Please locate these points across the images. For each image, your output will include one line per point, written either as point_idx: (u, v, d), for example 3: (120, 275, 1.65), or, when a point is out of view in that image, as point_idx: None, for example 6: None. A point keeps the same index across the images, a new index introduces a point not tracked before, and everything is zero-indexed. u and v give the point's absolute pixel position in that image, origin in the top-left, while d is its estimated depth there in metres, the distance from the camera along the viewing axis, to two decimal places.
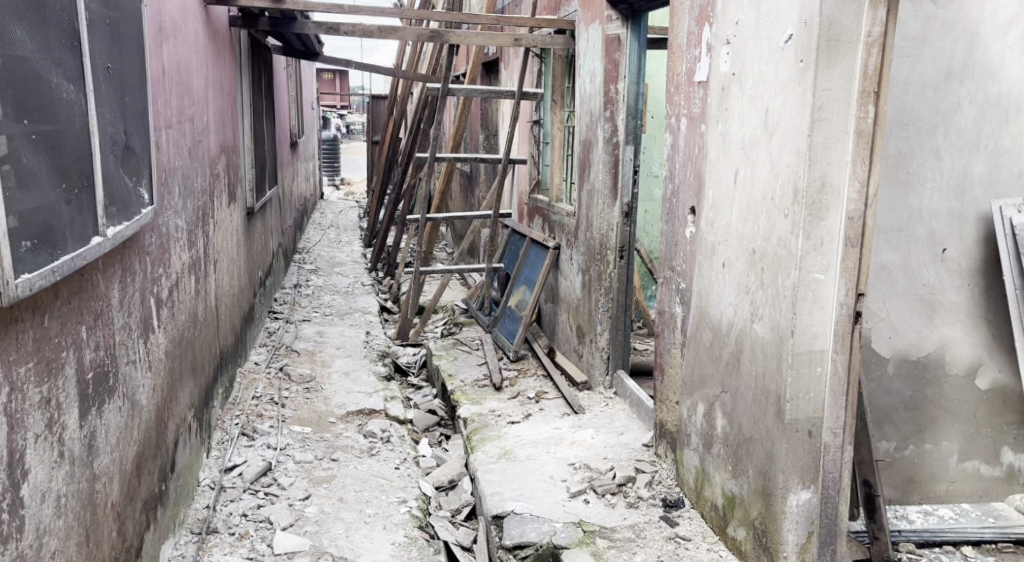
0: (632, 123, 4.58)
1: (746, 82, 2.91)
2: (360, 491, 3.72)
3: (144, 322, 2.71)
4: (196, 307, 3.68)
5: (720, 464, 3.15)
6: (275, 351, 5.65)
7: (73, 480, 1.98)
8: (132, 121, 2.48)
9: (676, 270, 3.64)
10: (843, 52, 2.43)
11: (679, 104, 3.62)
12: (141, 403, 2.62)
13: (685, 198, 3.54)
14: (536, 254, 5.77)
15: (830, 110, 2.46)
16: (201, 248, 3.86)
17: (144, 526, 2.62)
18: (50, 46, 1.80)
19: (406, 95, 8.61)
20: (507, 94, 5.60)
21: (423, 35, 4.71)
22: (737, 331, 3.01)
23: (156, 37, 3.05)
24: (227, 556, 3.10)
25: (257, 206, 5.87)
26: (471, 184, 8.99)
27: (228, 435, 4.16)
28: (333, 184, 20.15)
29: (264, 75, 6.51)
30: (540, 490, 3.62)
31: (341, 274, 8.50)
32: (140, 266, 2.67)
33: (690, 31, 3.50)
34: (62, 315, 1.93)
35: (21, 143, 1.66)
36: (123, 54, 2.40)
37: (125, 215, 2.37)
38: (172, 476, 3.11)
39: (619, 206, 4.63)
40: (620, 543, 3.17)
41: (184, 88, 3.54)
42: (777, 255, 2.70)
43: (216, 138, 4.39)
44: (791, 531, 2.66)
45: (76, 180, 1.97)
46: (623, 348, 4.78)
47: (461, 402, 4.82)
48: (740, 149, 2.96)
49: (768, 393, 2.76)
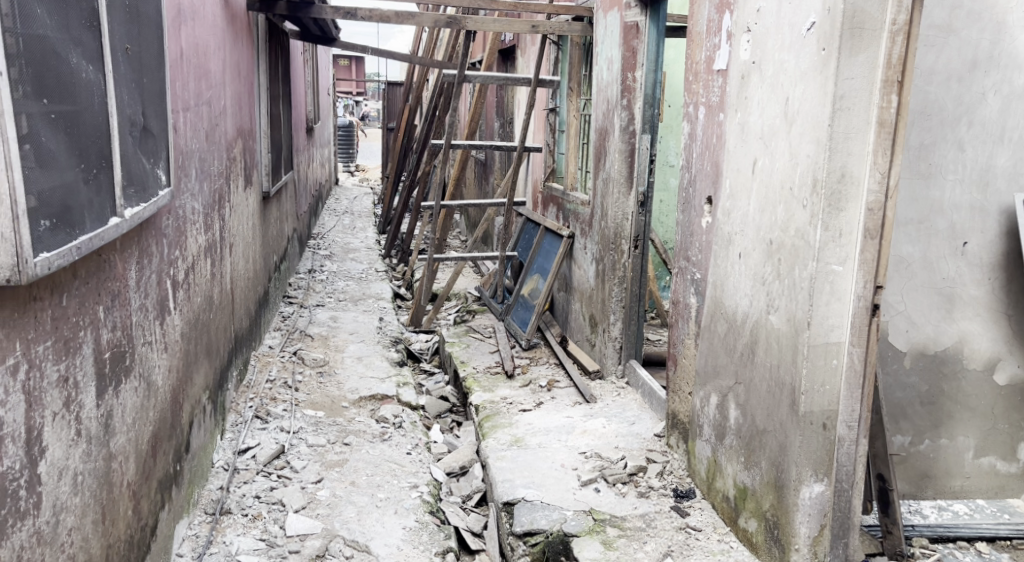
0: (649, 111, 4.56)
1: (766, 70, 2.88)
2: (372, 475, 3.74)
3: (160, 303, 2.73)
4: (212, 290, 3.70)
5: (732, 455, 3.14)
6: (289, 335, 5.68)
7: (89, 459, 1.99)
8: (150, 102, 2.48)
9: (691, 260, 3.62)
10: (867, 40, 2.39)
11: (697, 93, 3.59)
12: (156, 384, 2.64)
13: (702, 187, 3.51)
14: (550, 242, 5.76)
15: (851, 99, 2.43)
16: (218, 231, 3.88)
17: (159, 505, 2.65)
18: (70, 26, 1.80)
19: (422, 81, 8.59)
20: (523, 80, 5.56)
21: (441, 21, 4.69)
22: (752, 323, 2.99)
23: (175, 20, 3.04)
24: (240, 537, 3.13)
25: (273, 191, 5.88)
26: (485, 172, 8.97)
27: (242, 417, 4.19)
28: (348, 171, 20.12)
29: (281, 60, 6.54)
30: (550, 478, 3.62)
31: (355, 259, 8.53)
32: (156, 248, 2.68)
33: (710, 19, 3.46)
34: (80, 295, 1.94)
35: (40, 122, 1.65)
36: (142, 35, 2.40)
37: (142, 196, 2.38)
38: (187, 456, 3.14)
39: (635, 195, 4.62)
40: (630, 532, 3.17)
41: (202, 71, 3.55)
42: (795, 247, 2.67)
43: (233, 122, 4.40)
44: (804, 524, 2.64)
45: (95, 160, 1.97)
46: (636, 339, 4.77)
47: (473, 389, 4.83)
48: (758, 138, 2.94)
49: (783, 384, 2.74)
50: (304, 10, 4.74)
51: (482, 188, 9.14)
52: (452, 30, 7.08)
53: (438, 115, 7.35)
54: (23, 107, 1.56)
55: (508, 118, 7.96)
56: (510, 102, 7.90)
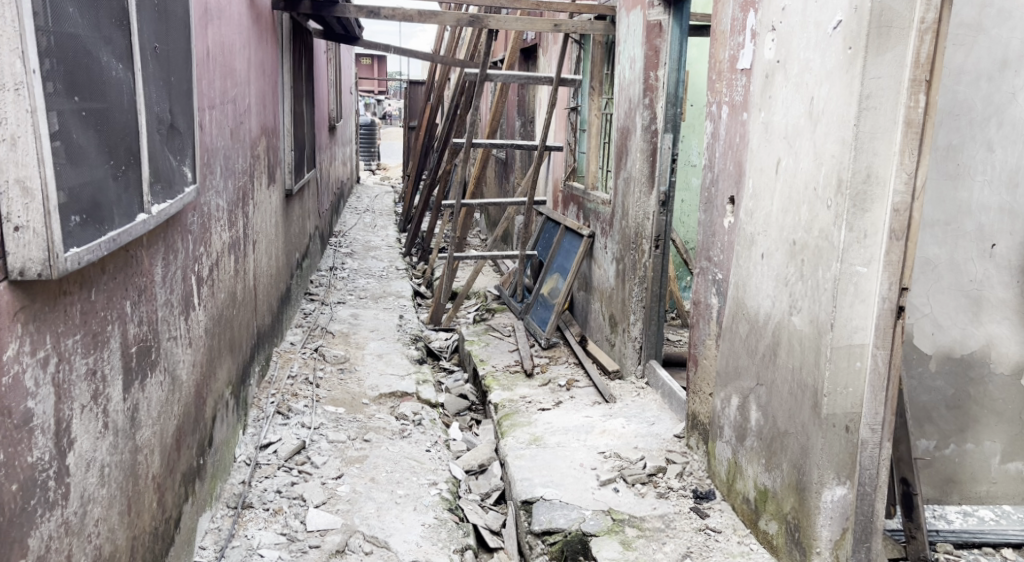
0: (671, 111, 4.55)
1: (791, 69, 2.86)
2: (392, 471, 3.76)
3: (185, 298, 2.76)
4: (235, 286, 3.74)
5: (753, 457, 3.12)
6: (310, 332, 5.72)
7: (116, 451, 2.02)
8: (177, 100, 2.51)
9: (713, 260, 3.60)
10: (895, 38, 2.36)
11: (720, 92, 3.57)
12: (181, 378, 2.67)
13: (724, 188, 3.49)
14: (570, 241, 5.75)
15: (878, 98, 2.40)
16: (241, 227, 3.92)
17: (183, 499, 2.68)
18: (101, 24, 1.83)
19: (443, 80, 8.62)
20: (545, 79, 5.56)
21: (463, 20, 4.70)
22: (774, 323, 2.97)
23: (202, 18, 3.08)
24: (262, 531, 3.16)
25: (296, 188, 5.92)
26: (506, 171, 8.98)
27: (264, 413, 4.23)
28: (370, 169, 20.27)
29: (305, 59, 6.59)
30: (569, 478, 3.62)
31: (375, 257, 8.57)
32: (182, 245, 2.72)
33: (734, 18, 3.44)
34: (108, 290, 1.97)
35: (71, 119, 1.68)
36: (170, 34, 2.43)
37: (169, 193, 2.41)
38: (210, 450, 3.17)
39: (656, 195, 4.60)
40: (649, 533, 3.16)
41: (227, 69, 3.58)
42: (819, 247, 2.65)
43: (258, 120, 4.44)
44: (826, 527, 2.62)
45: (124, 156, 2.00)
46: (656, 339, 4.76)
47: (492, 388, 4.84)
48: (783, 138, 2.91)
49: (805, 386, 2.72)
50: (328, 9, 4.78)
51: (503, 187, 9.15)
52: (474, 30, 7.10)
53: (459, 114, 7.36)
54: (54, 104, 1.58)
55: (529, 117, 7.97)
56: (531, 101, 7.91)
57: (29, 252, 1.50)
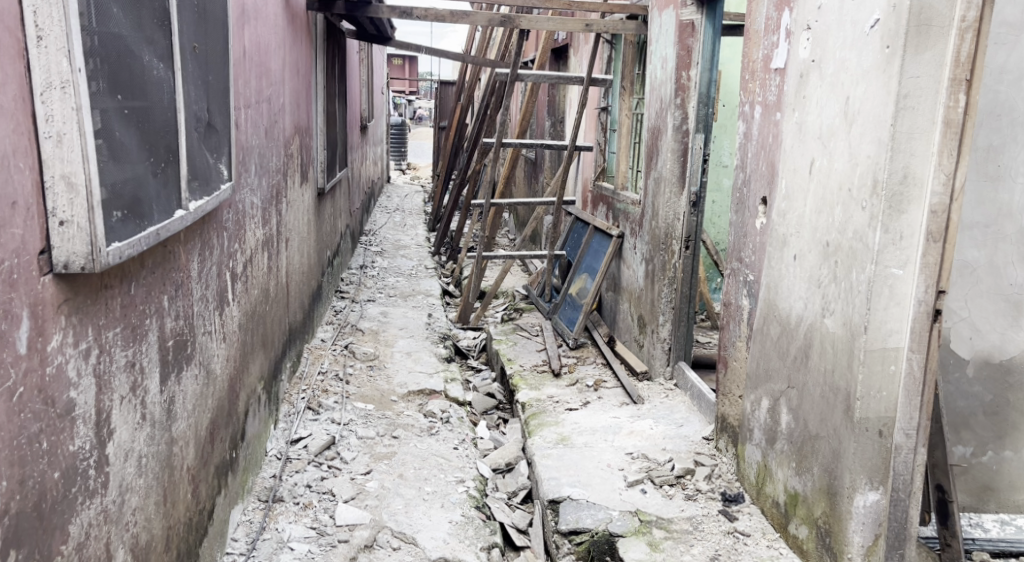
0: (703, 111, 4.52)
1: (826, 68, 2.83)
2: (420, 468, 3.78)
3: (220, 294, 2.81)
4: (268, 283, 3.79)
5: (783, 460, 3.09)
6: (341, 329, 5.77)
7: (153, 442, 2.06)
8: (215, 99, 2.55)
9: (744, 261, 3.57)
10: (934, 37, 2.33)
11: (754, 92, 3.53)
12: (215, 371, 2.71)
13: (756, 188, 3.47)
14: (599, 241, 5.74)
15: (917, 98, 2.37)
16: (275, 225, 3.98)
17: (216, 491, 2.72)
18: (143, 24, 1.87)
19: (473, 81, 8.65)
20: (576, 78, 5.54)
21: (495, 20, 4.71)
22: (806, 326, 2.93)
23: (239, 18, 3.12)
24: (292, 525, 3.19)
25: (328, 186, 5.99)
26: (535, 171, 8.99)
27: (295, 409, 4.28)
28: (400, 168, 20.43)
29: (338, 59, 6.65)
30: (597, 478, 3.61)
31: (405, 256, 8.62)
32: (217, 241, 2.76)
33: (768, 17, 3.41)
34: (147, 284, 2.01)
35: (115, 117, 1.71)
36: (209, 33, 2.47)
37: (205, 190, 2.45)
38: (242, 444, 3.22)
39: (687, 195, 4.57)
40: (677, 534, 3.15)
41: (263, 69, 3.63)
42: (853, 248, 2.63)
43: (291, 119, 4.49)
44: (858, 533, 2.58)
45: (163, 154, 2.04)
46: (685, 340, 4.73)
47: (519, 387, 4.85)
48: (817, 138, 2.88)
49: (837, 390, 2.69)
50: (362, 10, 4.82)
51: (533, 188, 9.16)
52: (505, 30, 7.11)
53: (490, 114, 7.37)
54: (98, 103, 1.62)
55: (559, 117, 7.97)
56: (562, 101, 7.91)
57: (73, 246, 1.53)
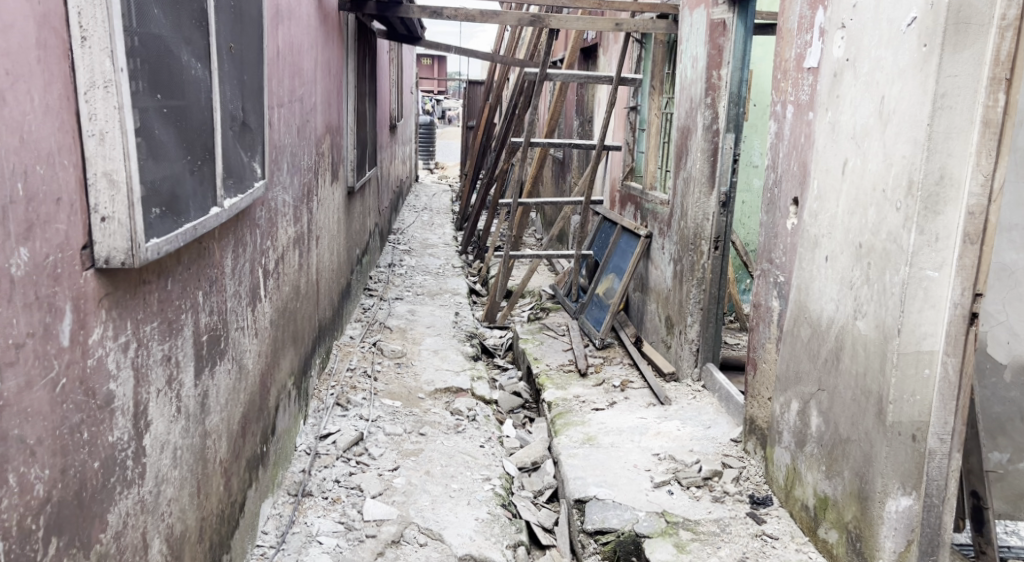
0: (734, 110, 4.49)
1: (861, 67, 2.79)
2: (446, 465, 3.80)
3: (253, 290, 2.84)
4: (299, 280, 3.83)
5: (813, 464, 3.06)
6: (369, 327, 5.82)
7: (187, 435, 2.10)
8: (249, 98, 2.59)
9: (775, 262, 3.54)
10: (972, 36, 2.29)
11: (786, 92, 3.50)
12: (247, 367, 2.75)
13: (788, 189, 3.43)
14: (627, 241, 5.72)
15: (954, 97, 2.34)
16: (306, 222, 4.02)
17: (247, 484, 2.76)
18: (182, 24, 1.90)
19: (502, 80, 8.67)
20: (605, 78, 5.50)
21: (525, 19, 4.71)
22: (837, 328, 2.90)
23: (274, 19, 3.17)
24: (321, 519, 3.23)
25: (357, 185, 6.04)
26: (563, 171, 8.99)
27: (323, 405, 4.33)
28: (428, 168, 20.56)
29: (368, 59, 6.70)
30: (623, 478, 3.61)
31: (433, 254, 8.67)
32: (251, 238, 2.80)
33: (802, 15, 3.37)
34: (183, 280, 2.04)
35: (154, 115, 1.74)
36: (244, 33, 2.50)
37: (239, 188, 2.48)
38: (273, 439, 3.26)
39: (717, 195, 4.55)
40: (704, 536, 3.14)
41: (296, 69, 3.67)
42: (886, 250, 2.59)
43: (322, 118, 4.53)
44: (889, 538, 2.54)
45: (200, 152, 2.07)
46: (713, 341, 4.69)
47: (546, 386, 4.85)
48: (851, 138, 2.85)
49: (870, 393, 2.66)
50: (393, 10, 4.86)
51: (560, 187, 9.16)
52: (535, 29, 7.12)
53: (518, 113, 7.38)
54: (139, 102, 1.65)
55: (588, 117, 7.96)
56: (590, 101, 7.90)
57: (114, 242, 1.56)
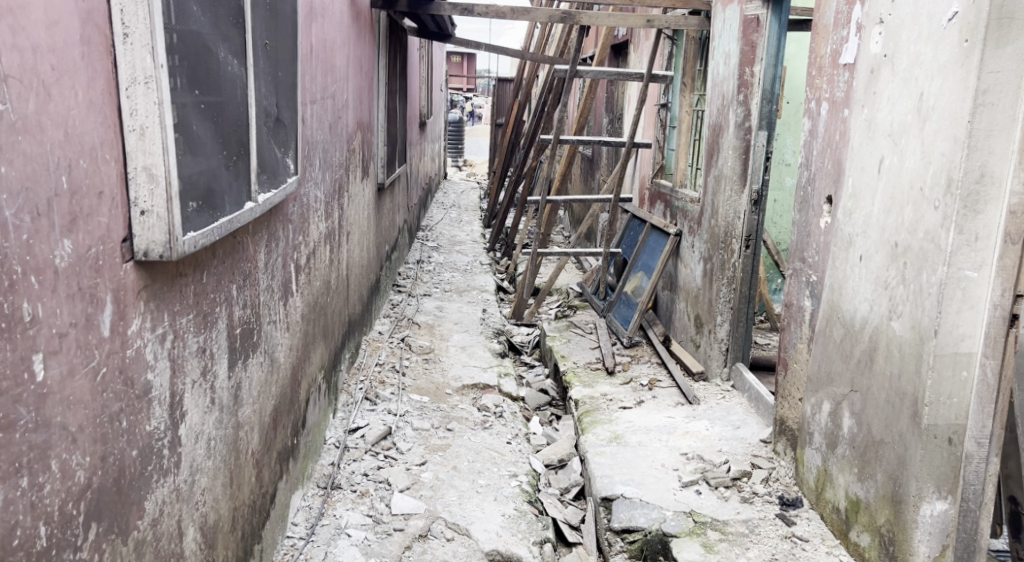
0: (767, 107, 4.43)
1: (899, 63, 2.75)
2: (473, 461, 3.81)
3: (285, 285, 2.87)
4: (330, 274, 3.87)
5: (845, 466, 3.02)
6: (398, 323, 5.85)
7: (221, 426, 2.12)
8: (283, 94, 2.61)
9: (807, 261, 3.50)
10: (1016, 31, 2.24)
11: (821, 88, 3.45)
12: (279, 360, 2.78)
13: (821, 186, 3.39)
14: (656, 240, 5.69)
15: (997, 94, 2.29)
16: (337, 218, 4.05)
17: (278, 475, 2.79)
18: (219, 22, 1.92)
19: (531, 77, 8.65)
20: (635, 76, 5.48)
21: (556, 16, 4.70)
22: (871, 329, 2.86)
23: (308, 15, 3.19)
24: (349, 511, 3.25)
25: (387, 181, 6.06)
26: (592, 169, 8.96)
27: (353, 399, 4.36)
28: (456, 165, 20.63)
29: (399, 56, 6.73)
30: (650, 477, 3.59)
31: (461, 251, 8.68)
32: (283, 233, 2.82)
33: (838, 11, 3.32)
34: (217, 273, 2.07)
35: (192, 111, 1.77)
36: (279, 30, 2.52)
37: (273, 183, 2.51)
38: (303, 432, 3.29)
39: (748, 193, 4.50)
40: (732, 537, 3.11)
41: (329, 65, 3.70)
42: (923, 250, 2.55)
43: (354, 115, 4.56)
44: (924, 543, 2.50)
45: (236, 147, 2.09)
46: (743, 341, 4.65)
47: (573, 384, 4.84)
48: (888, 136, 2.80)
49: (904, 395, 2.62)
50: (424, 7, 4.87)
51: (589, 185, 9.13)
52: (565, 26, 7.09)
53: (547, 110, 7.37)
54: (178, 97, 1.67)
55: (617, 114, 7.93)
56: (620, 98, 7.87)
57: (153, 235, 1.58)
